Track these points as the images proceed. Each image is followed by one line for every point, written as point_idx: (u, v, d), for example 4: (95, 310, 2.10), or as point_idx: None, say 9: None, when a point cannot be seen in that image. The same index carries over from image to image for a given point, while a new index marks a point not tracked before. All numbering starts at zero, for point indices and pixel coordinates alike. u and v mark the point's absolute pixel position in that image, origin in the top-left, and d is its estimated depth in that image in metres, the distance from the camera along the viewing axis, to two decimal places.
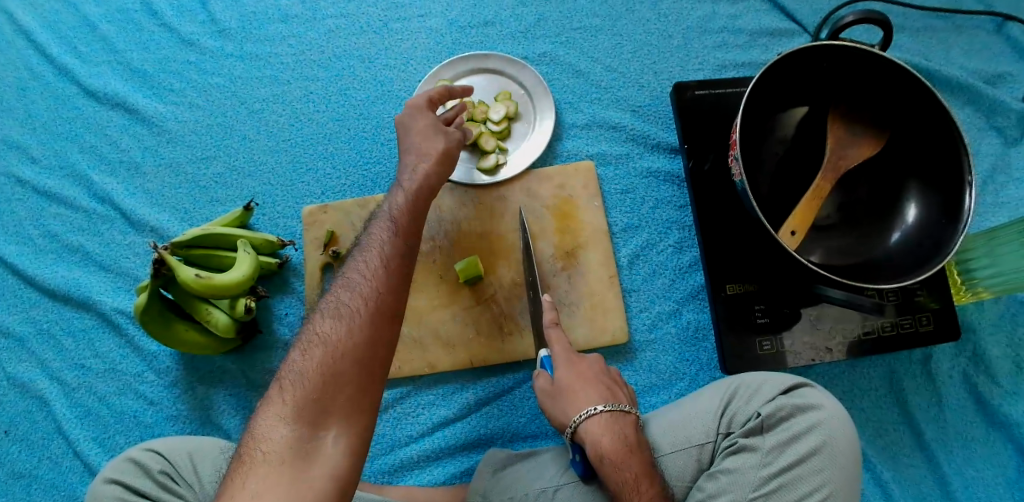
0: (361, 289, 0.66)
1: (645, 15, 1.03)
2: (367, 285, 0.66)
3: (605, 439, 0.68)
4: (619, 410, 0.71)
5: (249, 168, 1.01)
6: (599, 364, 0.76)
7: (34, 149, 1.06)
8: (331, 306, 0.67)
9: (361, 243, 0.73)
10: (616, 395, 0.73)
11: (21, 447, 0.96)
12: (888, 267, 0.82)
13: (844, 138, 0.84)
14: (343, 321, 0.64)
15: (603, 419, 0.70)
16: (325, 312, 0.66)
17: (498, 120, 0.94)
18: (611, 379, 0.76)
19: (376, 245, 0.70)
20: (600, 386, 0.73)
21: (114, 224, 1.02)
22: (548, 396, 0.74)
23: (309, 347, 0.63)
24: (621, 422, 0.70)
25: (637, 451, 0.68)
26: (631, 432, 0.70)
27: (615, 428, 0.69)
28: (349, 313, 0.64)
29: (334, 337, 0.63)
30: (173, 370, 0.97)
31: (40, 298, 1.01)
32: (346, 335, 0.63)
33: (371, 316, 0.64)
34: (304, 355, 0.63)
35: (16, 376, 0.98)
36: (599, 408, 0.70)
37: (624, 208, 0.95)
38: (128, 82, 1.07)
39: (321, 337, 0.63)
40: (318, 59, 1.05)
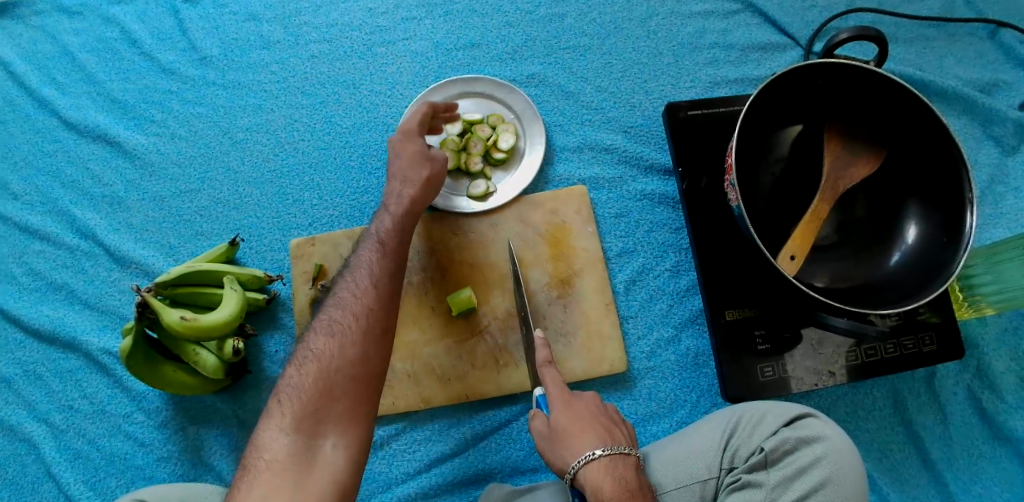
0: (353, 306, 0.69)
1: (633, 33, 1.01)
2: (358, 302, 0.69)
3: (604, 487, 0.66)
4: (620, 452, 0.69)
5: (233, 201, 0.99)
6: (595, 402, 0.74)
7: (14, 185, 1.03)
8: (316, 358, 0.65)
9: (347, 286, 0.71)
10: (615, 436, 0.71)
11: (9, 492, 0.94)
12: (890, 289, 0.80)
13: (842, 157, 0.83)
14: (337, 338, 0.66)
15: (604, 464, 0.67)
16: (323, 329, 0.68)
17: (503, 149, 0.92)
18: (609, 418, 0.74)
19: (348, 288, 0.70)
20: (599, 427, 0.71)
21: (99, 261, 1.00)
22: (545, 438, 0.72)
23: (304, 367, 0.65)
24: (621, 464, 0.68)
25: (639, 495, 0.66)
26: (632, 475, 0.68)
27: (612, 474, 0.67)
28: (341, 330, 0.67)
29: (330, 351, 0.66)
30: (163, 410, 0.95)
31: (25, 338, 0.99)
32: (333, 358, 0.65)
33: (363, 333, 0.67)
34: (303, 371, 0.65)
35: (2, 419, 0.96)
36: (602, 451, 0.68)
37: (618, 232, 0.93)
38: (110, 113, 1.05)
39: (314, 361, 0.65)
40: (302, 86, 1.02)
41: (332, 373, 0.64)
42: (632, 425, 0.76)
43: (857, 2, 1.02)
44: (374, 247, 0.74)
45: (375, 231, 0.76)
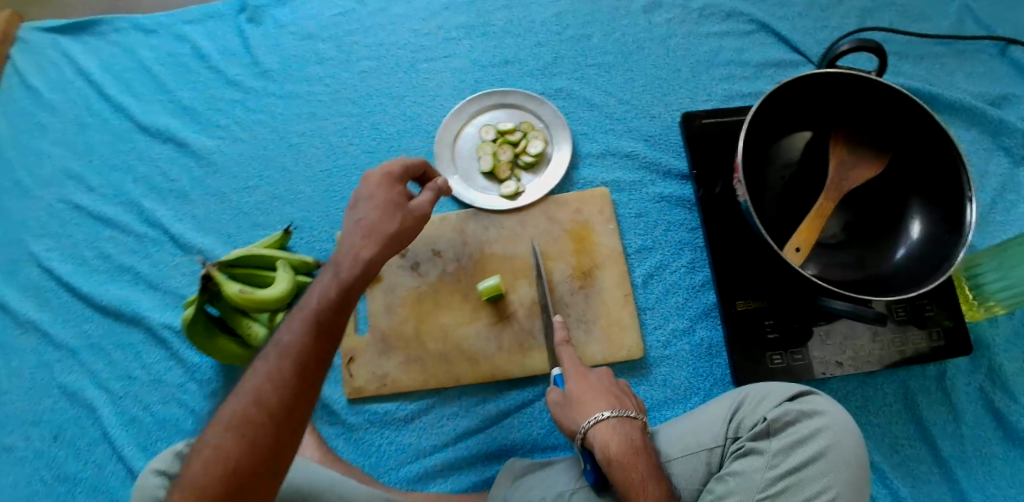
0: (266, 397, 0.63)
1: (654, 51, 1.10)
2: (273, 394, 0.63)
3: (610, 443, 0.74)
4: (626, 417, 0.77)
5: (287, 197, 1.10)
6: (607, 377, 0.82)
7: (91, 179, 1.17)
8: (220, 454, 0.60)
9: (260, 371, 0.64)
10: (625, 402, 0.79)
11: (66, 451, 1.04)
12: (896, 280, 0.86)
13: (847, 161, 0.89)
14: (243, 433, 0.61)
15: (611, 424, 0.75)
16: (228, 421, 0.62)
17: (531, 154, 1.01)
18: (620, 389, 0.82)
19: (263, 371, 0.64)
20: (610, 396, 0.79)
21: (165, 248, 1.11)
22: (561, 406, 0.80)
23: (206, 462, 0.60)
24: (627, 426, 0.76)
25: (642, 452, 0.74)
26: (637, 436, 0.76)
27: (617, 434, 0.75)
28: (251, 425, 0.61)
29: (235, 446, 0.60)
30: (213, 381, 1.04)
31: (93, 314, 1.10)
32: (240, 455, 0.60)
33: (273, 428, 0.62)
34: (204, 466, 0.59)
35: (66, 385, 1.06)
36: (613, 413, 0.76)
37: (638, 230, 1.00)
38: (179, 119, 1.18)
39: (220, 452, 0.60)
40: (352, 97, 1.14)
41: (238, 473, 0.59)
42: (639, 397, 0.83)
43: (867, 23, 1.09)
44: (304, 318, 0.67)
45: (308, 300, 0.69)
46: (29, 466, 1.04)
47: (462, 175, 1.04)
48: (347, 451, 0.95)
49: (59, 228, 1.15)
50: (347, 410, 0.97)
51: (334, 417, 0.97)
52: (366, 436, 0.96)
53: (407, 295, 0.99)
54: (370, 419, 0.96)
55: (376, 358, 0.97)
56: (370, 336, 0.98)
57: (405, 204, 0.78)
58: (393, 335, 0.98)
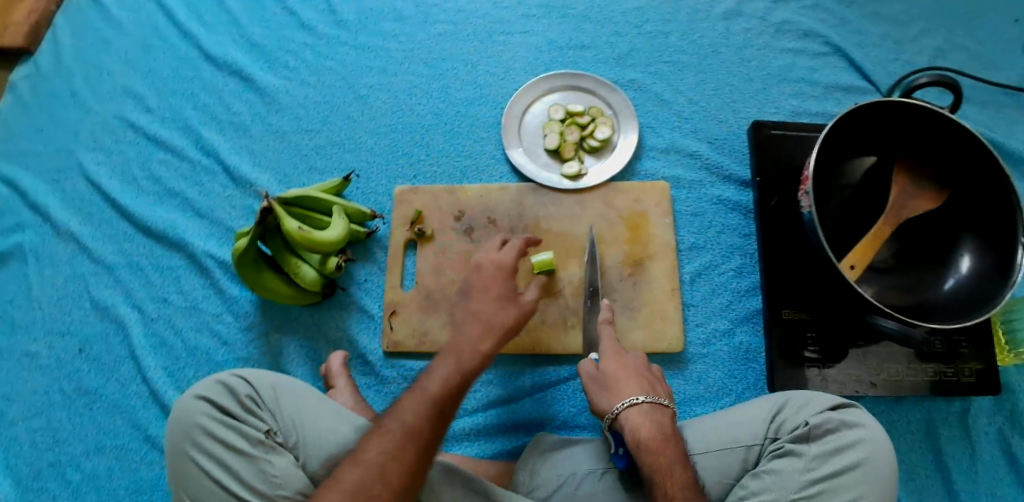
0: (421, 435, 0.73)
1: (729, 58, 1.12)
2: (424, 435, 0.73)
3: (641, 426, 0.75)
4: (660, 404, 0.77)
5: (348, 145, 1.10)
6: (642, 361, 0.83)
7: (151, 100, 1.16)
8: (369, 470, 0.70)
9: (414, 404, 0.76)
10: (658, 390, 0.80)
11: (90, 366, 1.01)
12: (941, 311, 0.88)
13: (907, 190, 0.91)
14: (400, 459, 0.71)
15: (645, 410, 0.76)
16: (385, 447, 0.72)
17: (598, 139, 1.03)
18: (654, 376, 0.82)
19: (416, 411, 0.75)
20: (645, 382, 0.80)
21: (216, 178, 1.10)
22: (593, 380, 0.82)
23: (361, 476, 0.70)
24: (660, 413, 0.77)
25: (673, 439, 0.74)
26: (669, 424, 0.76)
27: (650, 419, 0.76)
28: (405, 454, 0.72)
29: (389, 466, 0.70)
30: (251, 314, 1.01)
31: (135, 233, 1.08)
32: (393, 479, 0.70)
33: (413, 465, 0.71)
34: (362, 479, 0.69)
35: (99, 300, 1.04)
36: (647, 399, 0.77)
37: (692, 228, 1.02)
38: (247, 54, 1.18)
39: (371, 468, 0.70)
40: (425, 58, 1.15)
41: (384, 492, 0.69)
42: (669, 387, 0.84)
43: (937, 62, 1.11)
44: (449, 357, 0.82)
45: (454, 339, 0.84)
46: (48, 375, 1.01)
47: (526, 149, 1.06)
48: (376, 403, 0.95)
49: (112, 144, 1.14)
50: (382, 364, 0.97)
51: (368, 368, 0.97)
52: (396, 391, 0.96)
53: (458, 258, 1.00)
54: (404, 375, 0.96)
55: (419, 315, 0.98)
56: (416, 292, 0.99)
57: (517, 299, 0.87)
58: (438, 294, 0.99)
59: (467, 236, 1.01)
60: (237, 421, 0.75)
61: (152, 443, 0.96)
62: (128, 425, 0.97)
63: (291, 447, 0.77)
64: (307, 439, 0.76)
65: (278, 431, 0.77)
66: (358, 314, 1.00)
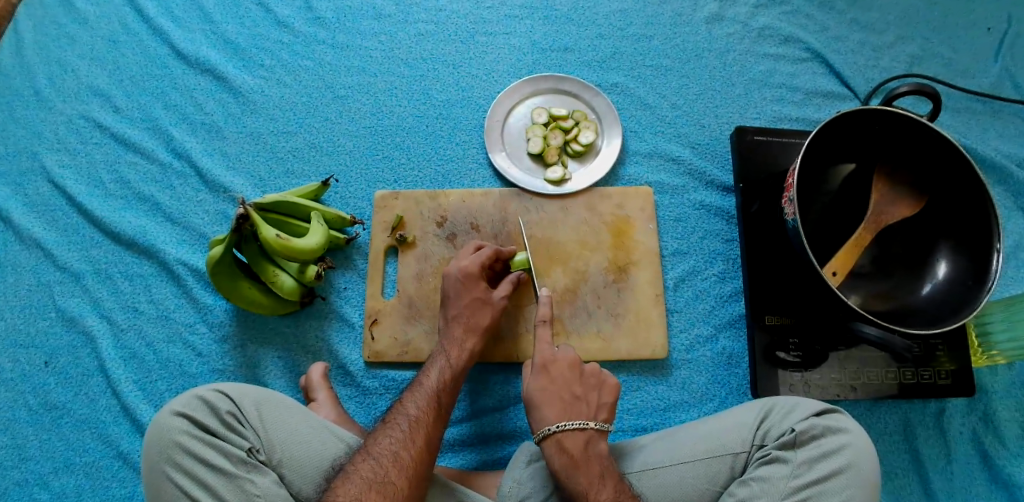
0: (426, 423, 0.78)
1: (710, 62, 1.12)
2: (431, 423, 0.78)
3: (554, 454, 0.77)
4: (572, 428, 0.78)
5: (327, 147, 1.07)
6: (568, 375, 0.83)
7: (118, 99, 1.12)
8: (381, 458, 0.73)
9: (416, 398, 0.81)
10: (583, 407, 0.81)
11: (57, 379, 0.96)
12: (921, 316, 0.89)
13: (886, 196, 0.93)
14: (410, 443, 0.75)
15: (559, 440, 0.77)
16: (398, 435, 0.75)
17: (581, 143, 1.03)
18: (582, 391, 0.82)
19: (422, 403, 0.80)
20: (567, 402, 0.81)
21: (188, 181, 1.06)
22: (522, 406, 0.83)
23: (376, 463, 0.72)
24: (574, 437, 0.78)
25: (585, 463, 0.76)
26: (579, 446, 0.77)
27: (561, 446, 0.77)
28: (417, 440, 0.75)
29: (403, 451, 0.74)
30: (226, 325, 0.98)
31: (102, 239, 1.03)
32: (409, 464, 0.73)
33: (426, 450, 0.75)
34: (380, 464, 0.72)
35: (65, 309, 0.99)
36: (559, 428, 0.78)
37: (675, 234, 1.01)
38: (220, 52, 1.13)
39: (380, 454, 0.73)
40: (405, 59, 1.12)
41: (403, 475, 0.72)
42: (609, 395, 0.83)
43: (914, 70, 1.13)
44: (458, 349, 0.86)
45: (450, 342, 0.86)
46: (11, 389, 0.96)
47: (510, 153, 1.05)
48: (358, 415, 0.94)
49: (77, 145, 1.09)
50: (363, 373, 0.95)
51: (348, 379, 0.95)
52: (379, 402, 0.94)
53: (441, 265, 0.98)
54: (387, 384, 0.95)
55: (401, 324, 0.96)
56: (397, 300, 0.97)
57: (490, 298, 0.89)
58: (420, 301, 0.97)
59: (449, 243, 0.99)
60: (220, 440, 0.73)
61: (124, 459, 0.92)
62: (98, 441, 0.93)
63: (275, 465, 0.75)
64: (292, 457, 0.75)
65: (261, 449, 0.75)
66: (338, 323, 0.98)
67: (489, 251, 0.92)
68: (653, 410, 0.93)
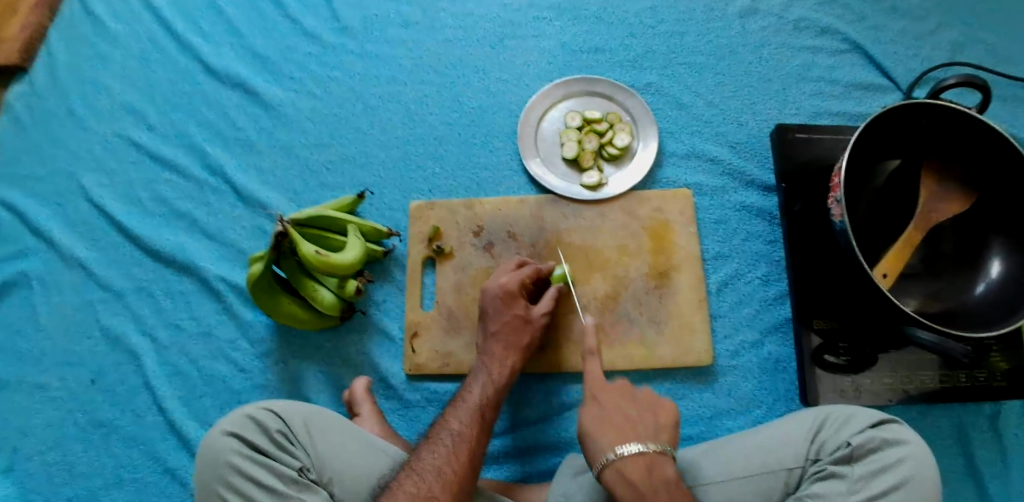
0: (469, 435, 0.76)
1: (746, 58, 1.09)
2: (474, 434, 0.76)
3: (581, 385, 0.77)
4: (631, 454, 0.68)
5: (360, 159, 1.07)
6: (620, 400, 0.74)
7: (151, 117, 1.12)
8: (424, 472, 0.71)
9: (458, 411, 0.79)
10: (610, 344, 0.82)
11: (105, 397, 0.98)
12: (974, 317, 0.87)
13: (936, 193, 0.90)
14: (454, 455, 0.73)
15: (617, 467, 0.68)
16: (441, 448, 0.74)
17: (617, 147, 1.01)
18: (610, 334, 0.84)
19: (465, 414, 0.78)
20: (597, 343, 0.81)
21: (224, 197, 1.06)
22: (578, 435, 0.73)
23: (418, 477, 0.71)
24: (587, 331, 0.82)
25: (611, 389, 0.76)
26: (641, 473, 0.68)
27: (588, 377, 0.77)
28: (460, 452, 0.74)
29: (447, 464, 0.72)
30: (267, 340, 0.98)
31: (143, 258, 1.04)
32: (454, 477, 0.71)
33: (470, 463, 0.73)
34: (423, 478, 0.71)
35: (110, 328, 1.00)
36: (586, 359, 0.79)
37: (716, 236, 1.00)
38: (250, 66, 1.13)
39: (422, 469, 0.72)
40: (435, 66, 1.11)
41: (447, 489, 0.70)
42: (668, 416, 0.74)
43: (958, 57, 1.09)
44: (498, 360, 0.84)
45: (490, 353, 0.85)
46: (61, 408, 0.98)
47: (544, 159, 1.04)
48: (401, 428, 0.93)
49: (114, 165, 1.10)
50: (405, 386, 0.95)
51: (391, 392, 0.95)
52: (422, 414, 0.94)
53: (478, 275, 0.97)
54: (430, 397, 0.94)
55: (441, 336, 0.96)
56: (436, 312, 0.97)
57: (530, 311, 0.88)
58: (459, 312, 0.96)
59: (486, 252, 0.98)
60: (271, 459, 0.73)
61: (172, 475, 0.93)
62: (146, 458, 0.94)
63: (326, 483, 0.75)
64: (342, 476, 0.75)
65: (312, 467, 0.75)
66: (378, 336, 0.97)
67: (529, 268, 0.90)
68: (699, 418, 0.92)
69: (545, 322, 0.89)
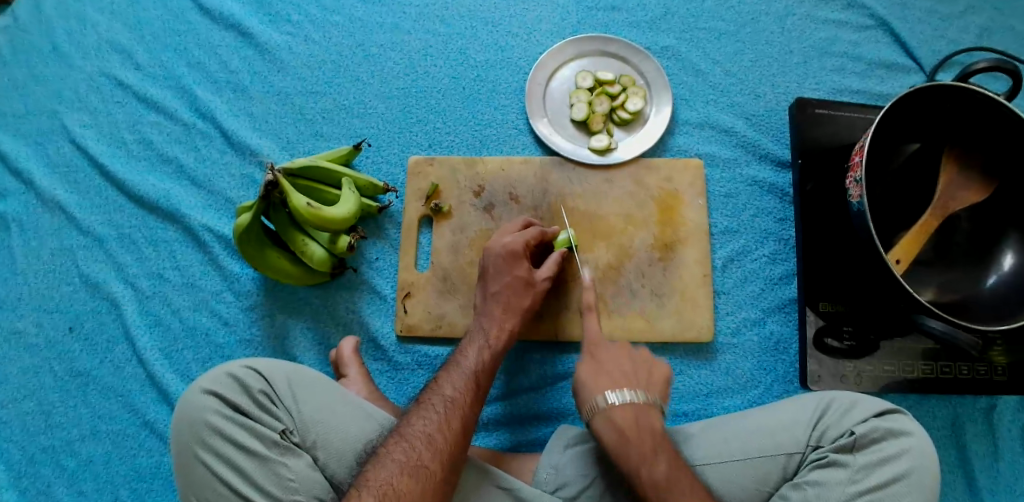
0: (462, 403, 0.73)
1: (768, 26, 1.04)
2: (467, 403, 0.73)
3: (604, 431, 0.71)
4: (624, 403, 0.71)
5: (358, 110, 1.01)
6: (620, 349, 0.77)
7: (139, 55, 1.05)
8: (411, 440, 0.68)
9: (450, 377, 0.76)
10: (635, 379, 0.74)
11: (82, 345, 0.94)
12: (983, 309, 0.84)
13: (956, 181, 0.87)
14: (445, 423, 0.70)
15: (607, 415, 0.71)
16: (431, 414, 0.71)
17: (629, 111, 0.96)
18: (632, 364, 0.76)
19: (459, 381, 0.75)
20: (621, 376, 0.74)
21: (213, 143, 1.01)
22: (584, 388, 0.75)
23: (407, 445, 0.68)
24: (625, 411, 0.71)
25: (637, 436, 0.70)
26: (628, 420, 0.71)
27: (611, 422, 0.71)
28: (452, 419, 0.71)
29: (438, 433, 0.69)
30: (254, 294, 0.94)
31: (126, 203, 0.99)
32: (445, 446, 0.68)
33: (462, 430, 0.70)
34: (413, 447, 0.68)
35: (89, 274, 0.96)
36: (609, 403, 0.71)
37: (725, 211, 0.96)
38: (246, 5, 1.06)
39: (411, 436, 0.69)
40: (442, 15, 1.05)
41: (438, 458, 0.68)
42: (662, 370, 0.76)
43: (985, 41, 1.04)
44: (496, 325, 0.81)
45: (488, 321, 0.81)
46: (37, 355, 0.94)
47: (551, 120, 0.99)
48: (390, 391, 0.90)
49: (98, 103, 1.03)
50: (395, 348, 0.92)
51: (379, 353, 0.92)
52: (411, 378, 0.91)
53: (477, 238, 0.93)
54: (420, 361, 0.91)
55: (435, 298, 0.92)
56: (431, 274, 0.93)
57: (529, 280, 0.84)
58: (455, 275, 0.92)
59: (486, 214, 0.94)
60: (251, 419, 0.70)
61: (150, 428, 0.90)
62: (125, 409, 0.91)
63: (308, 447, 0.72)
64: (327, 441, 0.71)
65: (295, 430, 0.71)
66: (369, 296, 0.94)
67: (533, 229, 0.86)
68: (695, 395, 0.90)
69: (547, 288, 0.85)
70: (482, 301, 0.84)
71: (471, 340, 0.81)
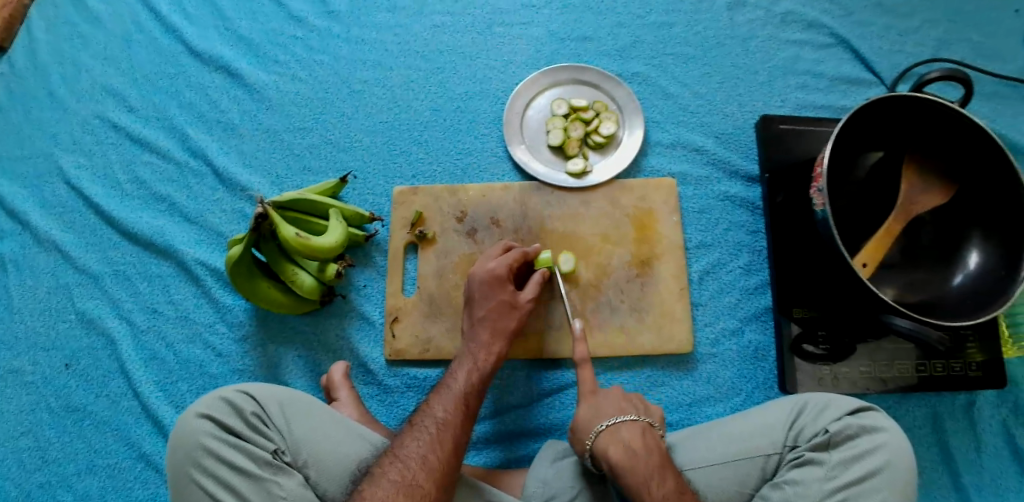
0: (453, 424, 0.75)
1: (732, 49, 1.10)
2: (458, 424, 0.75)
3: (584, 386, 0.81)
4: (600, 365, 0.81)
5: (344, 143, 1.06)
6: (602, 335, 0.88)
7: (132, 98, 1.10)
8: (403, 463, 0.71)
9: (440, 398, 0.78)
10: None
11: (78, 381, 0.96)
12: (952, 306, 0.87)
13: (917, 185, 0.90)
14: (437, 444, 0.72)
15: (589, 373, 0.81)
16: (422, 436, 0.73)
17: (603, 134, 1.01)
18: None
19: (449, 403, 0.77)
20: None
21: (204, 180, 1.05)
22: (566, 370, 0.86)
23: (400, 468, 0.70)
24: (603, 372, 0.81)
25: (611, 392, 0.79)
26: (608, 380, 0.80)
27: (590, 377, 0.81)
28: (444, 440, 0.73)
29: (432, 455, 0.71)
30: (246, 325, 0.97)
31: (121, 241, 1.02)
32: (440, 468, 0.71)
33: (454, 449, 0.73)
34: (407, 469, 0.70)
35: (85, 311, 0.98)
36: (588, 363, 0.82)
37: (699, 226, 1.00)
38: (234, 48, 1.12)
39: (404, 458, 0.71)
40: (422, 51, 1.10)
41: (432, 479, 0.70)
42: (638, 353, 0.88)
43: (941, 54, 1.09)
44: (483, 348, 0.84)
45: (475, 343, 0.84)
46: (34, 393, 0.96)
47: (529, 146, 1.03)
48: (381, 414, 0.93)
49: (92, 146, 1.08)
50: (384, 372, 0.94)
51: (370, 377, 0.94)
52: (401, 400, 0.93)
53: (461, 261, 0.97)
54: (408, 383, 0.94)
55: (423, 321, 0.95)
56: (417, 298, 0.96)
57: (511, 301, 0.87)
58: (441, 297, 0.96)
59: (470, 238, 0.98)
60: (245, 441, 0.72)
61: (146, 460, 0.92)
62: (121, 443, 0.93)
63: (300, 466, 0.74)
64: (319, 460, 0.74)
65: (286, 450, 0.74)
66: (358, 322, 0.97)
67: (516, 251, 0.90)
68: (679, 405, 0.92)
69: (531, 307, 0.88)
70: (468, 322, 0.86)
71: (461, 362, 0.83)
